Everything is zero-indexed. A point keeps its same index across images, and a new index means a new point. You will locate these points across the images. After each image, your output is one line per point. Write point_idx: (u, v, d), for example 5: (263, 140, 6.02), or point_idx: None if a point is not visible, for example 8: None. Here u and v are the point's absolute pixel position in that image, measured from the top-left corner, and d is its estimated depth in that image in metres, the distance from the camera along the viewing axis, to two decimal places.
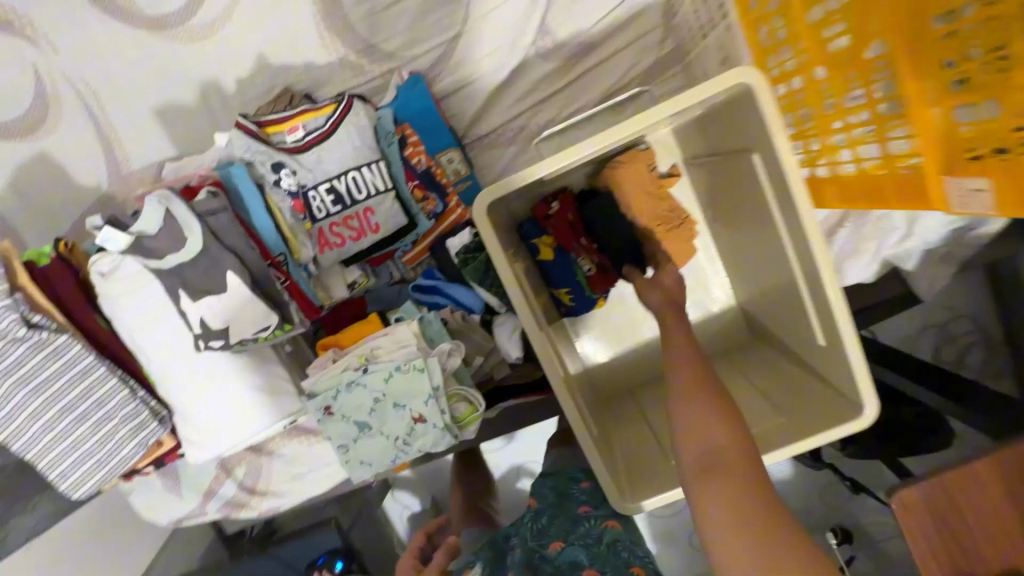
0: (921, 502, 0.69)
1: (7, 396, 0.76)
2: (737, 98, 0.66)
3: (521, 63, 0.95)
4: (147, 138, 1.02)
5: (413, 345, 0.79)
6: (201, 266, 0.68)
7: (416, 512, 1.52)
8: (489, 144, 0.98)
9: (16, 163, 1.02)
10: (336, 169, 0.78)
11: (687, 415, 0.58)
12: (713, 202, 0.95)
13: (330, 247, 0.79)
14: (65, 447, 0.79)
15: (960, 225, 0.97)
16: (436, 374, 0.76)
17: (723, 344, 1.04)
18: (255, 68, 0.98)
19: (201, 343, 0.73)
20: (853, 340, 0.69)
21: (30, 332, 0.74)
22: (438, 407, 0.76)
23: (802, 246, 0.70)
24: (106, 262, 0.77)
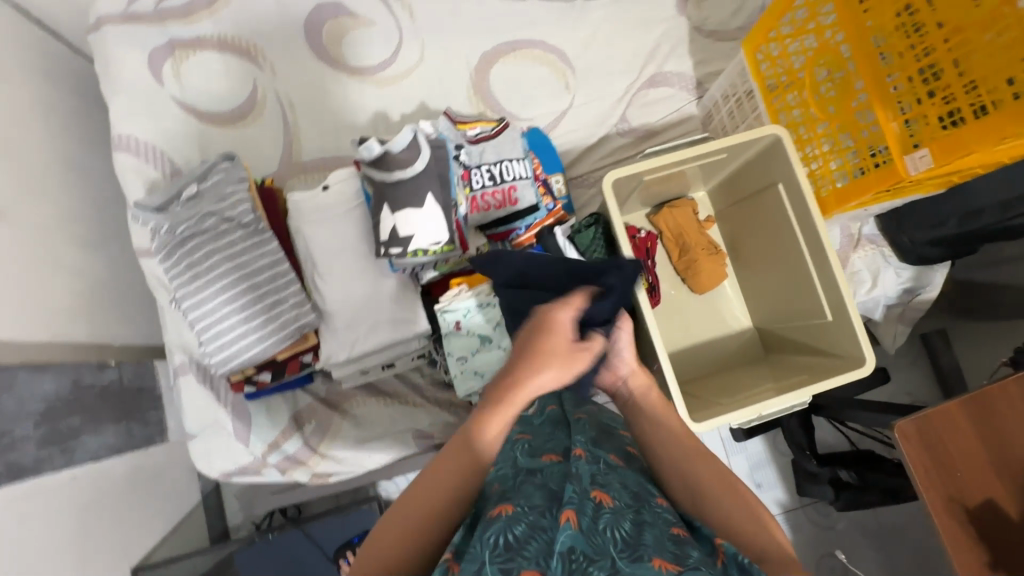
0: (915, 432, 0.92)
1: (211, 268, 0.95)
2: (769, 146, 1.05)
3: (605, 136, 1.38)
4: (320, 140, 1.35)
5: None
6: (407, 185, 0.94)
7: None
8: (576, 183, 1.36)
9: (212, 139, 1.31)
10: (493, 159, 1.10)
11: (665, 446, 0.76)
12: (735, 244, 1.31)
13: (478, 209, 1.09)
14: (238, 320, 0.95)
15: (908, 287, 1.34)
16: None
17: (741, 358, 1.31)
18: (416, 109, 1.38)
19: (384, 249, 0.96)
20: (855, 314, 0.99)
21: (253, 221, 0.96)
22: None
23: (815, 245, 1.04)
24: (305, 195, 1.06)
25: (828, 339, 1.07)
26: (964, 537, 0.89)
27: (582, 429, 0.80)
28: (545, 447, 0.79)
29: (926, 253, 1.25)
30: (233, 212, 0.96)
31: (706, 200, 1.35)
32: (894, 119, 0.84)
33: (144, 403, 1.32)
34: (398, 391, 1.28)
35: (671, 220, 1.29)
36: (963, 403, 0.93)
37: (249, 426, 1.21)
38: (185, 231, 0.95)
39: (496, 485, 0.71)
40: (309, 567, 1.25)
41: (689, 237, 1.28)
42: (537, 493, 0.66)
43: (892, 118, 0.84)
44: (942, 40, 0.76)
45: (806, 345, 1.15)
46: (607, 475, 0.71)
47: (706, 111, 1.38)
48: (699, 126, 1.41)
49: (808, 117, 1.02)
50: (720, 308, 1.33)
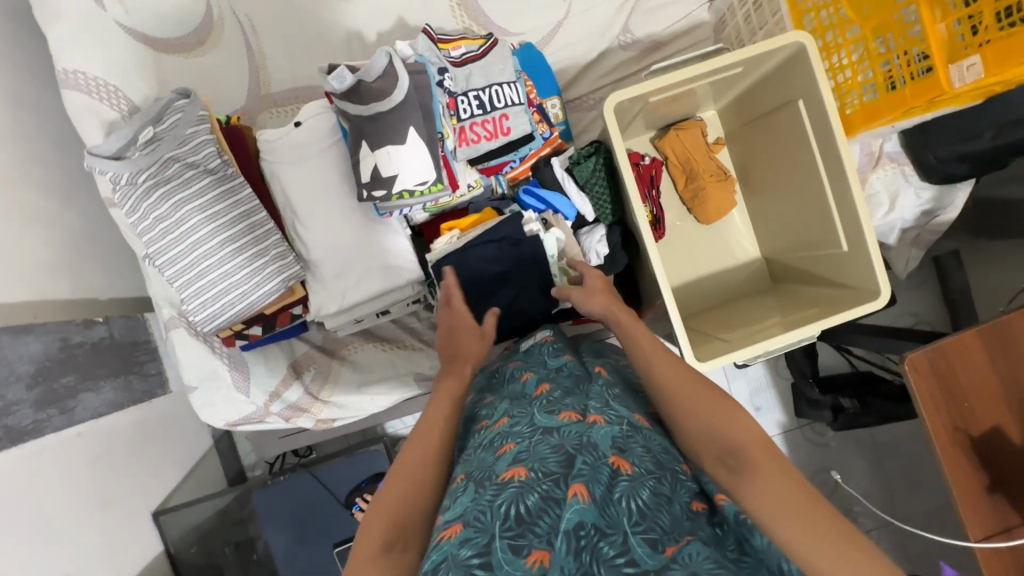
0: (925, 363, 0.89)
1: (183, 220, 0.88)
2: (791, 56, 0.94)
3: (606, 50, 1.24)
4: (290, 68, 1.22)
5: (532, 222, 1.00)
6: (386, 119, 0.84)
7: None
8: (574, 106, 1.24)
9: (170, 72, 1.18)
10: (482, 84, 0.99)
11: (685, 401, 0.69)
12: (746, 169, 1.22)
13: (468, 142, 0.99)
14: (216, 276, 0.89)
15: (927, 209, 1.26)
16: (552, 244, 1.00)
17: (749, 288, 1.27)
18: (394, 26, 1.22)
19: (366, 192, 0.89)
20: (873, 243, 0.93)
21: (221, 167, 0.88)
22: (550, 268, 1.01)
23: (834, 172, 0.96)
24: (275, 133, 0.96)
25: (840, 269, 1.02)
26: (964, 464, 0.89)
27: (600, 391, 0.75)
28: (563, 402, 0.74)
29: (952, 171, 1.15)
30: (197, 157, 0.87)
31: (715, 120, 1.24)
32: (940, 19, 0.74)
33: (140, 355, 1.30)
34: (395, 336, 1.24)
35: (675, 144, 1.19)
36: (979, 334, 0.90)
37: (248, 377, 1.20)
38: (146, 180, 0.87)
39: (507, 445, 0.67)
40: (322, 506, 1.29)
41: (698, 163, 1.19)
42: (552, 455, 0.62)
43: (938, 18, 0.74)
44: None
45: (816, 275, 1.09)
46: (630, 438, 0.66)
47: (719, 15, 1.23)
48: (711, 34, 1.26)
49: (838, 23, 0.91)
50: (727, 238, 1.26)
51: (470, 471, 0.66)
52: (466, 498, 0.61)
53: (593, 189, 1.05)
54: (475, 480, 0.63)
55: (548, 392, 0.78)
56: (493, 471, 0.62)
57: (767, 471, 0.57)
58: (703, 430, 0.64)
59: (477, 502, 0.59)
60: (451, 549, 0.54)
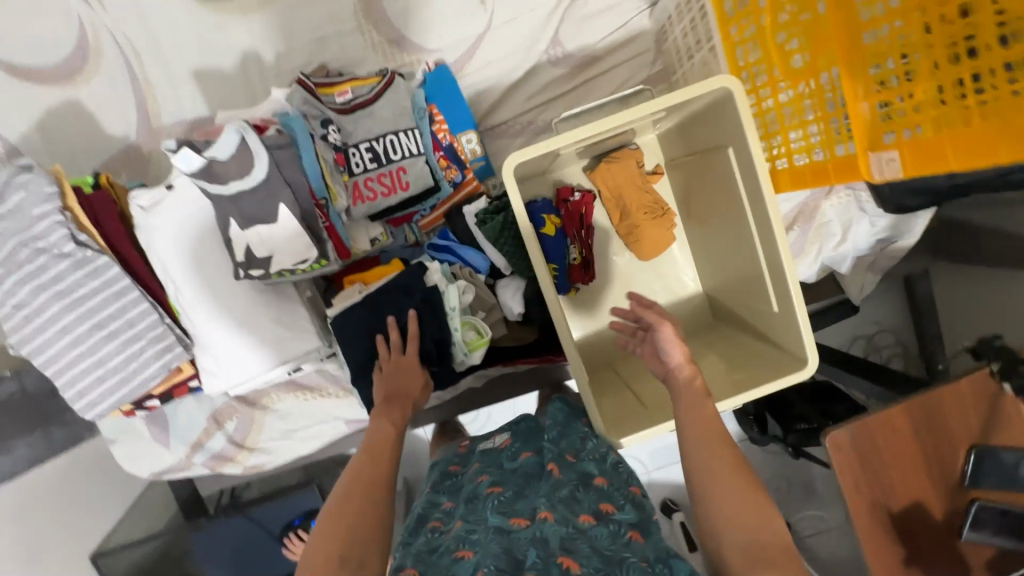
0: (847, 442, 0.85)
1: (43, 308, 0.80)
2: (718, 101, 0.83)
3: (534, 67, 1.11)
4: (181, 96, 1.09)
5: (432, 274, 0.90)
6: (252, 197, 0.75)
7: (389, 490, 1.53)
8: (500, 132, 1.12)
9: (46, 107, 1.06)
10: (376, 133, 0.89)
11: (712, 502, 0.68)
12: (687, 201, 1.12)
13: (363, 200, 0.89)
14: (89, 364, 0.83)
15: (883, 237, 1.17)
16: (453, 297, 0.89)
17: (691, 324, 1.20)
18: (294, 45, 1.09)
19: (242, 271, 0.80)
20: (801, 309, 0.86)
21: (77, 249, 0.79)
22: (451, 323, 0.89)
23: (765, 230, 0.87)
24: (147, 197, 0.86)
25: (770, 326, 0.95)
26: (886, 546, 0.86)
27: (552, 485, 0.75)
28: (515, 505, 0.74)
29: (908, 204, 1.05)
30: (48, 241, 0.78)
31: (654, 145, 1.13)
32: (867, 98, 0.68)
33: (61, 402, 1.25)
34: (318, 383, 1.19)
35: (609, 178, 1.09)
36: (908, 406, 0.84)
37: (167, 429, 1.17)
38: None
39: (465, 552, 0.68)
40: (260, 546, 1.29)
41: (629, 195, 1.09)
42: (503, 554, 0.64)
43: (866, 98, 0.68)
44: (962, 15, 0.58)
45: (752, 325, 1.02)
46: (578, 538, 0.66)
47: (661, 24, 1.09)
48: (652, 44, 1.12)
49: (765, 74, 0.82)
50: (666, 272, 1.18)
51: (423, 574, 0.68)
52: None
53: (505, 244, 0.92)
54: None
55: (499, 494, 0.77)
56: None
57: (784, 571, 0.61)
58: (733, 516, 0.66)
59: None
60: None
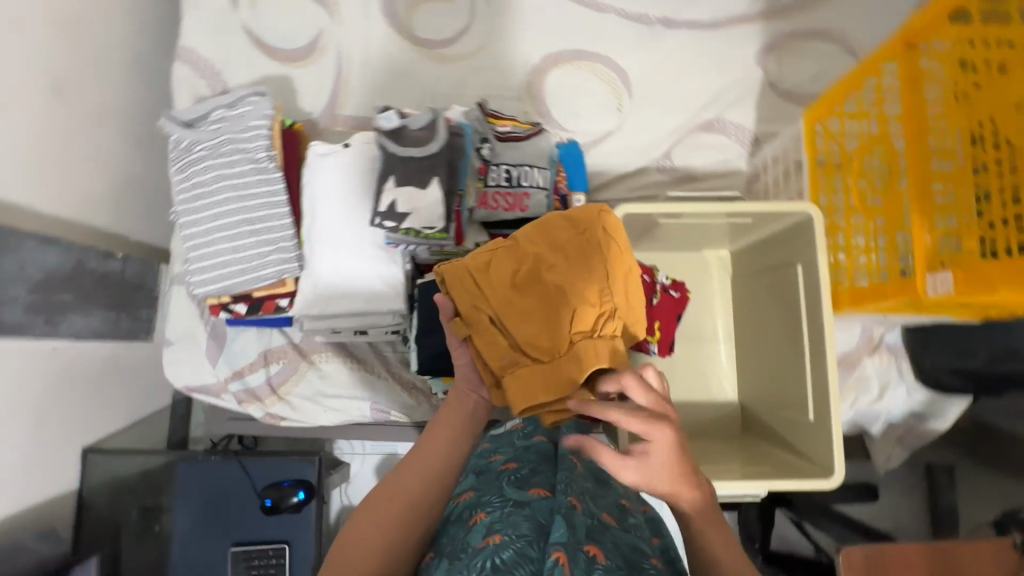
0: (860, 563, 0.85)
1: (215, 192, 0.98)
2: (798, 224, 0.99)
3: (644, 168, 1.34)
4: (366, 98, 1.36)
5: None
6: (416, 164, 0.94)
7: None
8: (600, 207, 1.32)
9: (264, 72, 1.35)
10: (514, 161, 1.08)
11: None
12: (741, 315, 1.25)
13: (486, 206, 1.07)
14: (224, 248, 0.98)
15: (917, 411, 1.24)
16: None
17: (716, 429, 1.25)
18: (465, 93, 1.37)
19: (377, 219, 0.96)
20: (837, 418, 0.92)
21: (266, 159, 0.98)
22: None
23: (816, 344, 0.96)
24: (325, 147, 1.06)
25: (801, 436, 1.00)
26: None
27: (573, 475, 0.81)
28: (530, 482, 0.83)
29: (945, 381, 1.16)
30: (250, 145, 0.98)
31: (725, 260, 1.29)
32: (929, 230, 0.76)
33: (138, 299, 1.37)
34: (367, 359, 1.27)
35: (519, 256, 0.77)
36: (925, 550, 0.85)
37: (222, 349, 1.25)
38: (201, 151, 0.99)
39: (479, 514, 0.76)
40: (235, 501, 1.27)
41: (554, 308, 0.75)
42: (523, 523, 0.71)
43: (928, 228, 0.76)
44: (997, 156, 0.70)
45: (783, 438, 1.06)
46: (601, 533, 0.72)
47: (755, 170, 1.32)
48: (743, 184, 1.34)
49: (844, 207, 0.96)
50: (707, 373, 1.27)
51: (442, 547, 0.75)
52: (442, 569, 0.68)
53: None
54: (451, 554, 0.70)
55: (513, 471, 0.86)
56: (470, 540, 0.70)
57: None
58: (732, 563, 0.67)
59: (454, 540, 0.74)
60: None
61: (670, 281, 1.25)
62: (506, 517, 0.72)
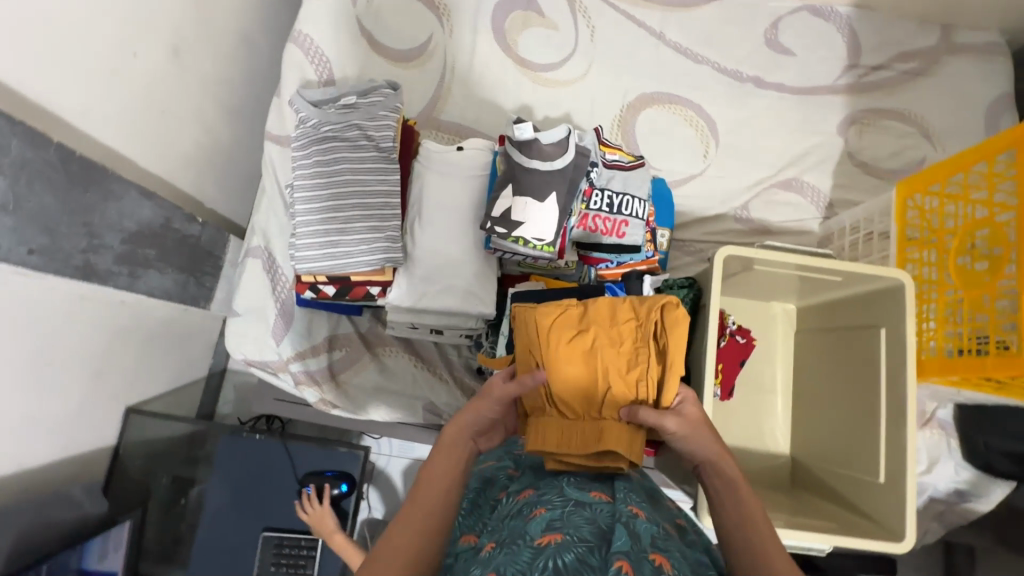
0: None
1: (337, 172, 1.00)
2: (888, 290, 1.03)
3: (722, 214, 1.38)
4: (464, 107, 1.40)
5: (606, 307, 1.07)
6: (536, 177, 0.98)
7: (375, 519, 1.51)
8: (676, 245, 1.35)
9: (371, 67, 1.39)
10: (618, 189, 1.12)
11: None
12: (803, 370, 1.27)
13: (586, 227, 1.10)
14: (335, 228, 0.99)
15: (962, 489, 1.26)
16: None
17: (766, 479, 1.25)
18: (559, 117, 1.41)
19: (488, 224, 0.98)
20: (913, 483, 0.93)
21: (390, 150, 1.01)
22: None
23: (896, 407, 0.99)
24: (437, 146, 1.10)
25: (866, 496, 1.02)
26: None
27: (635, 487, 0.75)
28: (590, 484, 0.76)
29: (996, 463, 1.18)
30: (377, 134, 1.01)
31: (792, 314, 1.33)
32: None
33: (206, 266, 1.36)
34: (430, 358, 1.27)
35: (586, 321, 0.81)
36: None
37: (288, 327, 1.24)
38: (328, 132, 1.02)
39: (537, 509, 0.69)
40: (273, 483, 1.24)
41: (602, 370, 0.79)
42: (585, 525, 0.65)
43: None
44: None
45: (843, 496, 1.08)
46: (668, 540, 0.66)
47: (828, 232, 1.36)
48: (814, 244, 1.38)
49: (936, 282, 1.01)
50: (762, 423, 1.29)
51: (498, 535, 0.67)
52: (495, 557, 0.62)
53: None
54: (507, 541, 0.64)
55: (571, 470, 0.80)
56: (527, 532, 0.64)
57: None
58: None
59: (508, 527, 0.68)
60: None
61: (736, 326, 1.26)
62: (567, 516, 0.67)
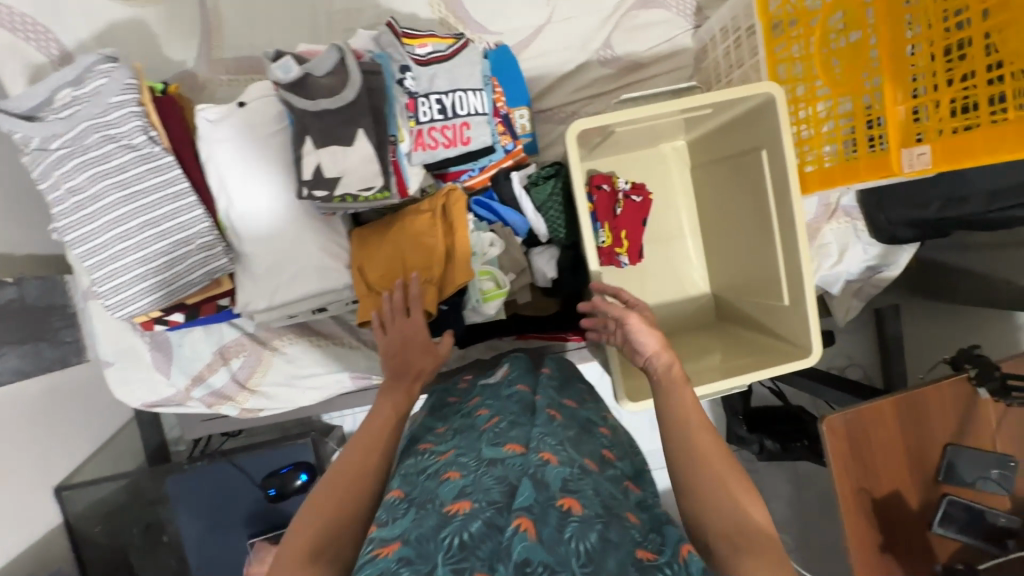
0: (841, 425, 0.92)
1: (98, 196, 0.80)
2: (759, 107, 0.93)
3: (585, 63, 1.20)
4: (247, 33, 1.12)
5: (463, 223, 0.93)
6: (334, 117, 0.79)
7: None
8: (544, 118, 1.20)
9: (108, 21, 1.08)
10: (445, 87, 0.94)
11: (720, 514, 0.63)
12: (705, 206, 1.22)
13: (424, 147, 0.94)
14: (132, 260, 0.83)
15: (872, 264, 1.30)
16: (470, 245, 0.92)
17: (694, 322, 1.28)
18: (366, 5, 1.14)
19: (305, 190, 0.83)
20: (812, 297, 0.94)
21: (146, 144, 0.81)
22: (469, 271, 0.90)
23: (787, 231, 0.96)
24: (216, 111, 0.89)
25: (776, 318, 1.04)
26: (862, 524, 0.92)
27: (553, 428, 0.70)
28: (509, 435, 0.70)
29: (899, 233, 1.19)
30: (120, 129, 0.79)
31: (682, 150, 1.24)
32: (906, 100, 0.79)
33: (56, 322, 1.21)
34: (333, 332, 1.20)
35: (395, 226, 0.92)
36: (895, 402, 0.93)
37: (171, 358, 1.14)
38: (59, 148, 0.79)
39: (451, 472, 0.63)
40: (238, 497, 1.24)
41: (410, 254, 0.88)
42: (495, 486, 0.59)
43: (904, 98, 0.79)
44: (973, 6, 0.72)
45: (759, 322, 1.10)
46: (582, 478, 0.62)
47: (702, 44, 1.20)
48: (691, 62, 1.23)
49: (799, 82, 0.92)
50: (679, 272, 1.27)
51: (407, 491, 0.63)
52: (403, 522, 0.58)
53: (549, 210, 1.00)
54: (416, 505, 0.60)
55: (494, 425, 0.73)
56: (436, 498, 0.59)
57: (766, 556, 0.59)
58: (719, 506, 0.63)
59: (421, 489, 0.63)
60: (386, 566, 0.51)
61: (630, 186, 1.18)
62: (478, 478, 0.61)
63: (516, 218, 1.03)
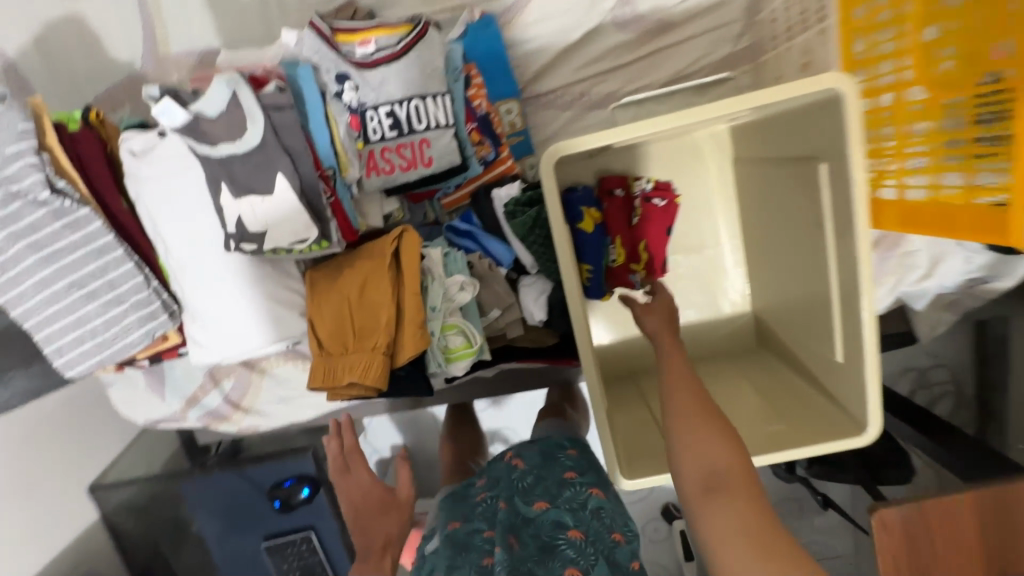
0: (897, 522, 0.73)
1: (17, 259, 0.73)
2: (824, 104, 0.66)
3: (597, 28, 0.93)
4: (191, 21, 0.96)
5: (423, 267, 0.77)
6: (250, 161, 0.66)
7: (383, 459, 1.65)
8: (545, 103, 0.96)
9: (45, 22, 0.96)
10: (398, 95, 0.75)
11: (701, 467, 0.61)
12: (751, 209, 0.96)
13: (377, 172, 0.77)
14: (66, 323, 0.76)
15: (976, 276, 1.00)
16: (433, 295, 0.76)
17: (730, 346, 1.06)
18: None
19: (231, 243, 0.71)
20: (874, 362, 0.71)
21: (54, 197, 0.71)
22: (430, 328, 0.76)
23: (846, 273, 0.72)
24: (139, 141, 0.76)
25: (825, 371, 0.82)
26: None
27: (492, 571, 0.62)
28: None
29: None
30: (22, 184, 0.69)
31: (725, 136, 0.97)
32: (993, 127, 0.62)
33: None
34: None
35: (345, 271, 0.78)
36: (977, 498, 0.72)
37: (164, 380, 1.13)
38: None
39: None
40: (250, 504, 1.27)
41: (361, 304, 0.75)
42: None
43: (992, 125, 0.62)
44: None
45: (804, 366, 0.87)
46: None
47: None
48: (743, 13, 0.92)
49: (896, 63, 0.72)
50: (712, 287, 1.05)
51: None
52: None
53: (534, 242, 0.81)
54: None
55: None
56: None
57: (753, 522, 0.57)
58: (714, 463, 0.61)
59: None
60: None
61: (651, 189, 0.94)
62: None
63: (499, 245, 0.84)
